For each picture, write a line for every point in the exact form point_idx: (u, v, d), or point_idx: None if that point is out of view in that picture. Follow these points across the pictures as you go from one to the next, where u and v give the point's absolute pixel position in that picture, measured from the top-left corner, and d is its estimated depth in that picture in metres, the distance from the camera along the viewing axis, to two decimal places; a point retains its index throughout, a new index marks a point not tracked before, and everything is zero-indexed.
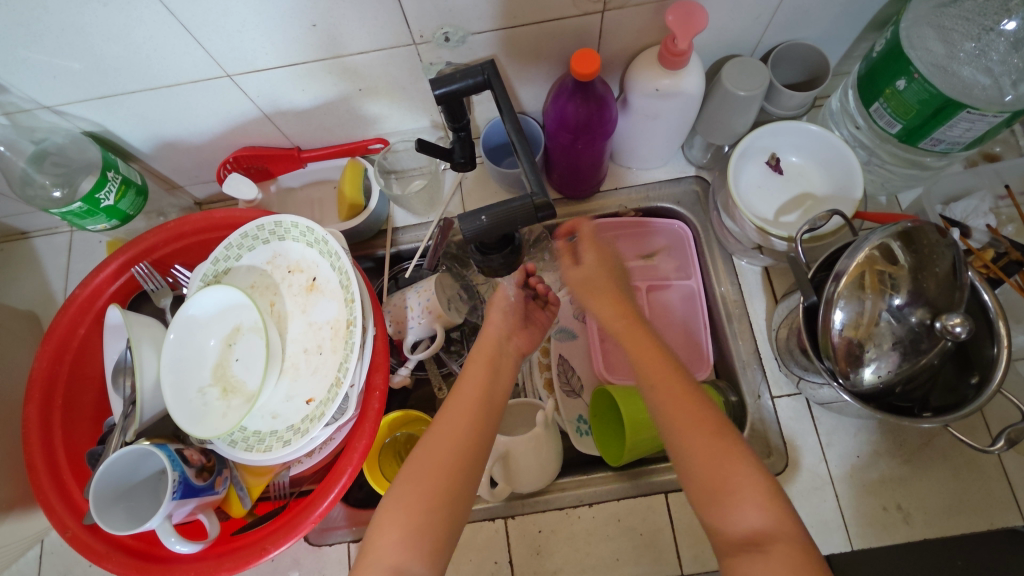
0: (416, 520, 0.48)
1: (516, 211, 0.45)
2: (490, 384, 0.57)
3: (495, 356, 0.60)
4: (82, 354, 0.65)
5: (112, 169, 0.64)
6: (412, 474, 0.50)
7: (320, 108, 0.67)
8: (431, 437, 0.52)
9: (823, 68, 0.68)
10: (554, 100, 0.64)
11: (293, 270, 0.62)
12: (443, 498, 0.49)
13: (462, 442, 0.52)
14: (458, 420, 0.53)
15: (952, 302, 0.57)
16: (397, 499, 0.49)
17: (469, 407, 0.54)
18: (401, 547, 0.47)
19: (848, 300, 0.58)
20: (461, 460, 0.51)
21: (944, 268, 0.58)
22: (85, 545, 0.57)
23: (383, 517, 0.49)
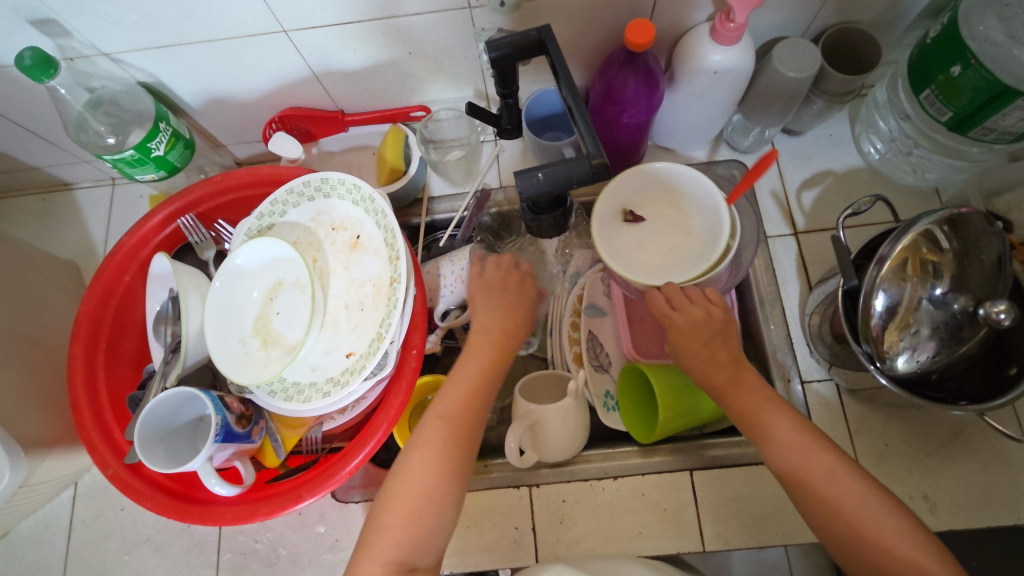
0: (418, 515, 0.50)
1: (574, 168, 0.46)
2: (486, 376, 0.58)
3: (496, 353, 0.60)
4: (126, 301, 0.66)
5: (164, 121, 0.65)
6: (411, 470, 0.52)
7: (368, 70, 0.68)
8: (428, 431, 0.54)
9: (875, 55, 0.66)
10: (603, 73, 0.65)
11: (337, 228, 0.63)
12: (442, 494, 0.51)
13: (459, 438, 0.54)
14: (453, 415, 0.55)
15: (996, 293, 0.57)
16: (399, 495, 0.51)
17: (463, 400, 0.56)
18: (404, 539, 0.50)
19: (892, 283, 0.58)
20: (459, 456, 0.53)
21: (990, 259, 0.57)
22: (126, 484, 0.59)
23: (387, 511, 0.51)
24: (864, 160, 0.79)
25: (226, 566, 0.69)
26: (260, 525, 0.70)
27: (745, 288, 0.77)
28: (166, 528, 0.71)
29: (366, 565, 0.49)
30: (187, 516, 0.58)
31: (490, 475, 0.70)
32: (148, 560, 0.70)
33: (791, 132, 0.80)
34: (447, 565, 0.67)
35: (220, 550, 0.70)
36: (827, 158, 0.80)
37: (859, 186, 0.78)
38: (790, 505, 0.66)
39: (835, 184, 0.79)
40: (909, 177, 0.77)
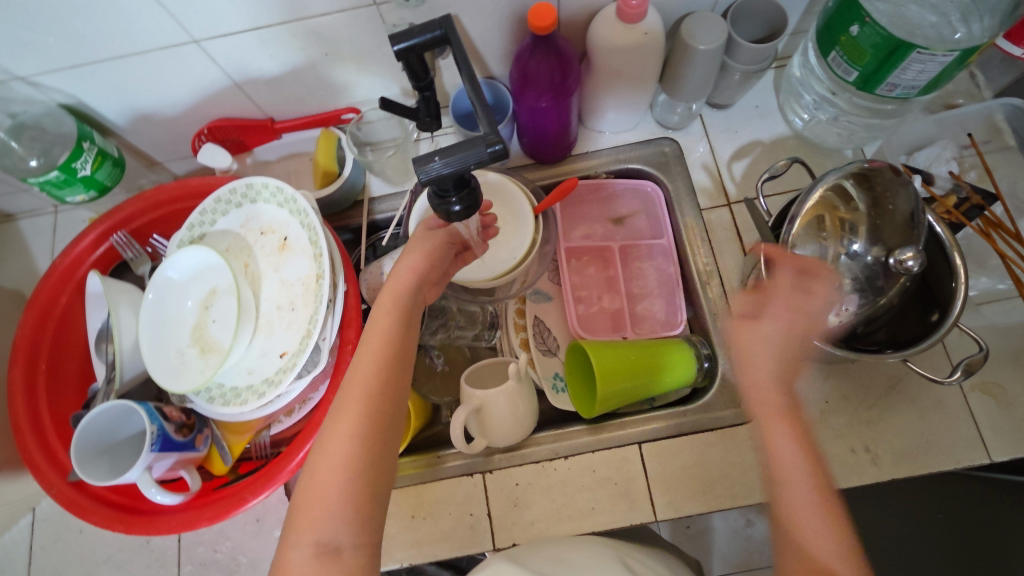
0: (332, 493, 0.46)
1: (469, 149, 0.46)
2: (393, 336, 0.53)
3: (396, 307, 0.55)
4: (65, 321, 0.67)
5: (88, 140, 0.66)
6: (320, 452, 0.47)
7: (289, 75, 0.69)
8: (337, 407, 0.50)
9: (781, 22, 0.68)
10: (517, 58, 0.65)
11: (265, 232, 0.63)
12: (355, 468, 0.47)
13: (368, 410, 0.49)
14: (358, 388, 0.50)
15: (914, 238, 0.57)
16: (310, 479, 0.47)
17: (372, 367, 0.51)
18: (320, 522, 0.45)
19: (806, 239, 0.61)
20: (372, 428, 0.49)
21: (905, 210, 0.58)
22: (70, 500, 0.59)
23: (301, 497, 0.47)
24: (790, 128, 0.80)
25: None
26: (219, 535, 0.70)
27: (684, 262, 0.79)
28: (125, 546, 0.71)
29: (285, 556, 0.45)
30: (132, 527, 0.58)
31: (443, 465, 0.71)
32: None
33: (717, 106, 0.81)
34: (406, 557, 0.68)
35: (180, 563, 0.70)
36: (755, 128, 0.81)
37: (788, 153, 0.80)
38: (735, 469, 0.67)
39: (764, 153, 0.80)
40: (834, 140, 0.79)
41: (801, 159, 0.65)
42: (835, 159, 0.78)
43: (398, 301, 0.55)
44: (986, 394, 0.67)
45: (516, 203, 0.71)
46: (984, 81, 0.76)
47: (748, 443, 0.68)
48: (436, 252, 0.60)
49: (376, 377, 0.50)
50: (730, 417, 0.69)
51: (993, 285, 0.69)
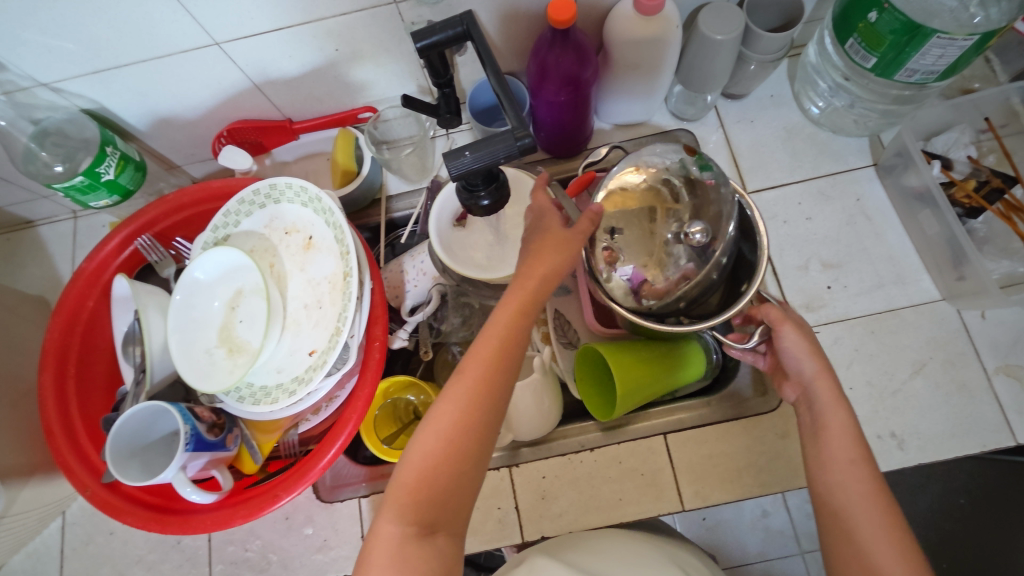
0: (433, 482, 0.47)
1: (498, 142, 0.46)
2: (518, 335, 0.51)
3: (529, 301, 0.51)
4: (92, 325, 0.67)
5: (111, 145, 0.66)
6: (427, 440, 0.48)
7: (308, 76, 0.69)
8: (448, 396, 0.49)
9: (798, 10, 0.68)
10: (535, 53, 0.66)
11: (289, 231, 0.64)
12: (462, 463, 0.48)
13: (481, 406, 0.48)
14: (476, 382, 0.49)
15: (717, 219, 0.63)
16: (414, 462, 0.48)
17: (488, 363, 0.49)
18: (420, 505, 0.47)
19: (614, 226, 0.65)
20: (484, 425, 0.48)
21: (716, 207, 0.63)
22: (105, 502, 0.59)
23: (403, 478, 0.48)
24: (806, 117, 0.80)
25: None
26: (249, 534, 0.71)
27: None
28: (155, 547, 0.72)
29: (381, 529, 0.47)
30: (169, 527, 0.59)
31: None
32: None
33: (732, 96, 0.82)
34: None
35: (210, 562, 0.71)
36: (771, 118, 0.81)
37: (804, 142, 0.80)
38: (762, 457, 0.68)
39: (781, 142, 0.80)
40: (850, 128, 0.79)
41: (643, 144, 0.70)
42: (852, 146, 0.79)
43: (533, 296, 0.52)
44: (1011, 376, 0.68)
45: None
46: (999, 65, 0.77)
47: (774, 432, 0.69)
48: (574, 242, 0.53)
49: (495, 374, 0.49)
50: (755, 406, 0.70)
51: (1015, 268, 0.68)
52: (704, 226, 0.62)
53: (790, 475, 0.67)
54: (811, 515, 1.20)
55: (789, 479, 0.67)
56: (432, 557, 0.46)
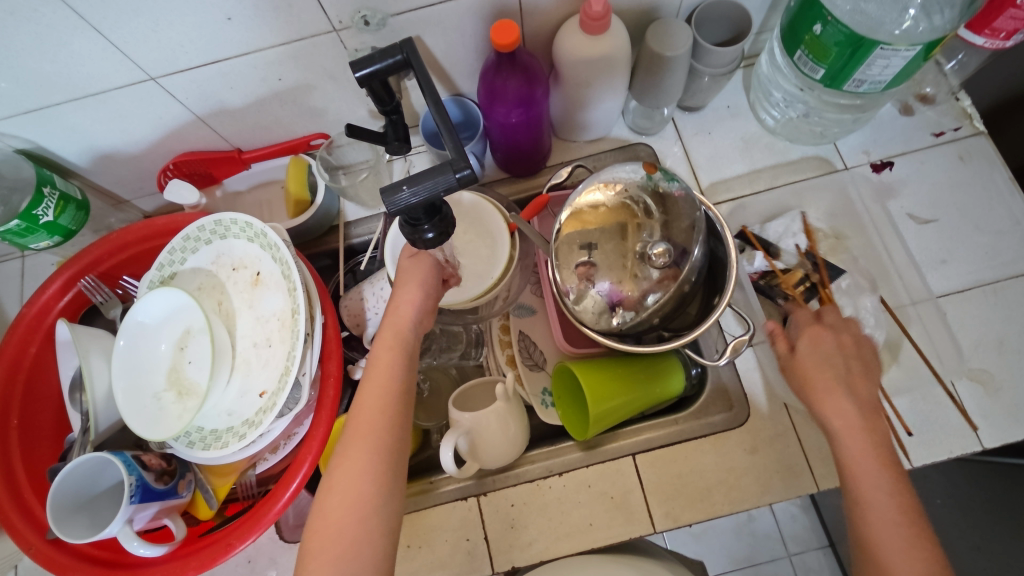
0: (346, 534, 0.49)
1: (436, 177, 0.45)
2: (396, 371, 0.55)
3: (395, 342, 0.56)
4: (35, 372, 0.65)
5: (49, 185, 0.64)
6: (329, 494, 0.50)
7: (253, 106, 0.68)
8: (347, 444, 0.52)
9: (746, 23, 0.68)
10: (482, 76, 0.65)
11: (237, 267, 0.62)
12: (368, 506, 0.50)
13: (375, 448, 0.51)
14: (366, 424, 0.52)
15: (687, 234, 0.64)
16: (322, 521, 0.49)
17: (377, 403, 0.53)
18: (334, 565, 0.48)
19: (588, 246, 0.65)
20: (383, 463, 0.51)
21: (686, 221, 0.64)
22: (50, 559, 0.57)
23: (313, 541, 0.49)
24: (763, 127, 0.80)
25: None
26: None
27: None
28: None
29: None
30: None
31: (438, 490, 0.70)
32: None
33: (688, 108, 0.81)
34: None
35: None
36: (728, 129, 0.81)
37: (762, 152, 0.80)
38: (732, 474, 0.67)
39: (739, 153, 0.80)
40: (808, 137, 0.79)
41: (583, 165, 0.71)
42: (809, 155, 0.79)
43: (399, 337, 0.57)
44: (973, 380, 0.68)
45: (490, 221, 0.70)
46: (951, 68, 0.77)
47: (743, 447, 0.68)
48: (422, 279, 0.60)
49: (383, 412, 0.53)
50: (723, 422, 0.69)
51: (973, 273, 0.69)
52: (671, 244, 0.63)
53: (759, 491, 0.66)
54: (797, 517, 1.20)
55: (758, 495, 0.66)
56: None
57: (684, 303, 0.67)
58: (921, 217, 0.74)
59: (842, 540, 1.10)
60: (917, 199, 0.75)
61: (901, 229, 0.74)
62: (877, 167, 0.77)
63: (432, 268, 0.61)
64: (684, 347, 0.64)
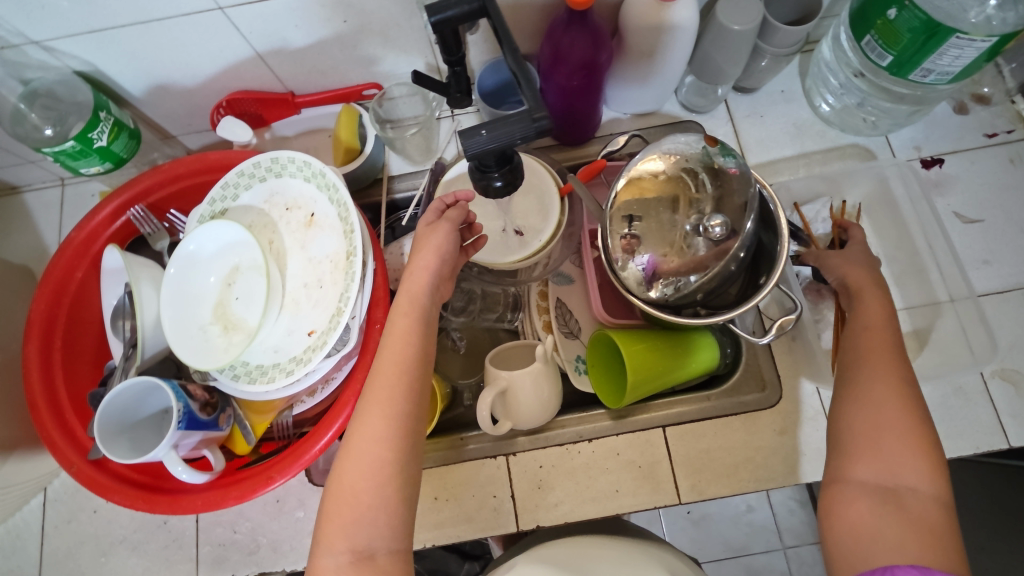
0: (362, 499, 0.48)
1: (516, 123, 0.45)
2: (412, 339, 0.53)
3: (412, 308, 0.54)
4: (80, 297, 0.65)
5: (104, 110, 0.63)
6: (345, 460, 0.49)
7: (314, 47, 0.67)
8: (362, 410, 0.51)
9: (816, 4, 0.67)
10: (549, 35, 0.65)
11: (291, 207, 0.62)
12: (385, 473, 0.49)
13: (390, 414, 0.50)
14: (382, 390, 0.51)
15: (744, 210, 0.62)
16: (339, 486, 0.49)
17: (393, 371, 0.51)
18: (351, 529, 0.47)
19: (636, 218, 0.64)
20: (400, 431, 0.50)
21: (740, 199, 0.62)
22: (91, 479, 0.58)
23: (330, 504, 0.49)
24: (816, 114, 0.80)
25: (206, 558, 0.69)
26: (239, 516, 0.70)
27: None
28: (142, 526, 0.71)
29: (319, 562, 0.47)
30: (157, 506, 0.57)
31: (467, 447, 0.71)
32: (126, 559, 0.70)
33: (743, 89, 0.81)
34: (429, 538, 0.68)
35: (198, 543, 0.70)
36: (780, 113, 0.80)
37: (813, 139, 0.79)
38: (760, 452, 0.68)
39: (790, 138, 0.80)
40: (860, 127, 0.78)
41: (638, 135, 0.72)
42: (860, 146, 0.78)
43: (415, 303, 0.55)
44: (1006, 380, 0.68)
45: (542, 183, 0.71)
46: (1010, 70, 0.76)
47: (772, 427, 0.69)
48: (440, 243, 0.57)
49: (399, 378, 0.51)
50: (756, 401, 0.70)
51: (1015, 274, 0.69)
52: (725, 218, 0.62)
53: (786, 471, 0.67)
54: (794, 511, 1.22)
55: (785, 475, 0.67)
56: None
57: (727, 282, 0.66)
58: (968, 216, 0.74)
59: None
60: (964, 198, 0.75)
61: (947, 226, 0.74)
62: (927, 164, 0.77)
63: (452, 236, 0.57)
64: (726, 324, 0.64)
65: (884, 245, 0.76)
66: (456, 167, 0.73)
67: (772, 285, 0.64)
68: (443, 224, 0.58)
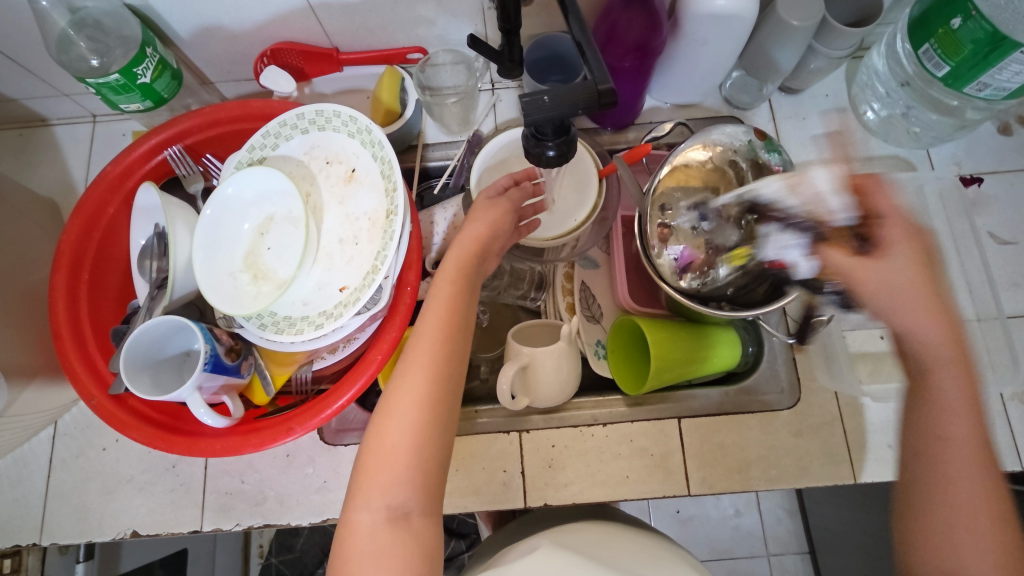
0: (401, 459, 0.47)
1: (580, 92, 0.44)
2: (456, 303, 0.53)
3: (460, 275, 0.55)
4: (110, 232, 0.64)
5: (151, 46, 0.63)
6: (385, 418, 0.48)
7: (366, 3, 0.66)
8: (403, 368, 0.50)
9: (877, 9, 0.67)
10: (607, 13, 0.64)
11: (331, 161, 0.61)
12: (425, 432, 0.48)
13: (434, 376, 0.49)
14: (424, 350, 0.50)
15: None
16: (377, 443, 0.48)
17: (438, 334, 0.51)
18: (388, 488, 0.47)
19: (674, 208, 0.66)
20: (439, 391, 0.49)
21: None
22: (110, 414, 0.58)
23: (367, 461, 0.48)
24: (859, 121, 0.79)
25: (212, 506, 0.69)
26: (247, 467, 0.70)
27: None
28: (149, 468, 0.71)
29: (353, 518, 0.46)
30: (175, 446, 0.57)
31: (480, 420, 0.71)
32: (131, 499, 0.70)
33: (788, 90, 0.80)
34: None
35: (205, 490, 0.70)
36: (823, 118, 0.80)
37: (854, 146, 0.79)
38: (773, 452, 0.68)
39: (830, 143, 0.79)
40: (903, 138, 0.78)
41: (684, 125, 0.72)
42: (900, 157, 0.78)
43: (461, 271, 0.55)
44: None
45: (580, 164, 0.71)
46: None
47: (787, 428, 0.69)
48: (496, 220, 0.58)
49: (442, 340, 0.51)
50: (772, 402, 0.70)
51: None
52: (768, 214, 0.61)
53: (797, 473, 0.68)
54: (782, 520, 1.22)
55: (796, 477, 0.67)
56: (408, 538, 0.46)
57: None
58: (1002, 237, 0.74)
59: (825, 548, 1.12)
60: (1000, 219, 0.75)
61: (981, 245, 0.74)
62: (966, 182, 0.76)
63: (508, 216, 0.59)
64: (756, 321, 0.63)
65: None
66: (494, 141, 0.72)
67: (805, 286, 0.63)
68: (503, 206, 0.59)
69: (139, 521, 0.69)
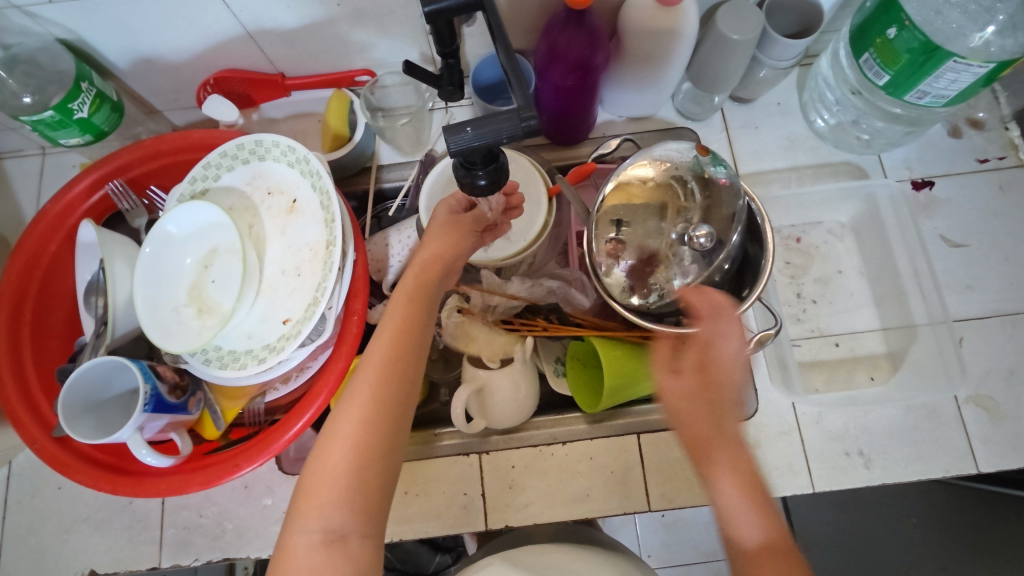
0: (342, 481, 0.47)
1: (504, 122, 0.43)
2: (412, 324, 0.53)
3: (415, 292, 0.54)
4: (52, 271, 0.63)
5: (86, 81, 0.62)
6: (329, 439, 0.48)
7: (306, 30, 0.66)
8: (350, 388, 0.50)
9: (818, 20, 0.67)
10: (547, 32, 0.64)
11: (272, 192, 0.61)
12: (366, 453, 0.47)
13: (380, 399, 0.49)
14: (374, 370, 0.50)
15: (731, 222, 0.61)
16: (319, 464, 0.47)
17: (385, 355, 0.51)
18: (326, 509, 0.46)
19: (623, 220, 0.64)
20: (384, 411, 0.49)
21: (727, 210, 0.62)
22: (54, 457, 0.57)
23: (309, 482, 0.47)
24: (810, 128, 0.79)
25: (170, 541, 0.68)
26: (205, 500, 0.69)
27: None
28: (106, 506, 0.70)
29: (291, 539, 0.46)
30: (120, 487, 0.57)
31: (439, 443, 0.70)
32: (88, 538, 0.69)
33: (739, 99, 0.80)
34: (397, 532, 0.68)
35: (162, 526, 0.69)
36: (775, 126, 0.80)
37: (806, 153, 0.79)
38: None
39: (782, 150, 0.79)
40: (854, 144, 0.78)
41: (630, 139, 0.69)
42: (852, 163, 0.78)
43: (418, 289, 0.55)
44: (979, 406, 0.68)
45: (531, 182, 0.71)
46: (1005, 97, 0.77)
47: (745, 439, 0.69)
48: (458, 239, 0.58)
49: (392, 360, 0.51)
50: None
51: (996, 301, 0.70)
52: (712, 229, 0.61)
53: None
54: None
55: None
56: (343, 560, 0.45)
57: None
58: (954, 239, 0.75)
59: None
60: (953, 222, 0.75)
61: (932, 249, 0.74)
62: (918, 185, 0.77)
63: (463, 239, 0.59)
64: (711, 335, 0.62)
65: (868, 265, 0.76)
66: (445, 161, 0.71)
67: (755, 299, 0.63)
68: (465, 225, 0.59)
69: (96, 559, 0.68)
